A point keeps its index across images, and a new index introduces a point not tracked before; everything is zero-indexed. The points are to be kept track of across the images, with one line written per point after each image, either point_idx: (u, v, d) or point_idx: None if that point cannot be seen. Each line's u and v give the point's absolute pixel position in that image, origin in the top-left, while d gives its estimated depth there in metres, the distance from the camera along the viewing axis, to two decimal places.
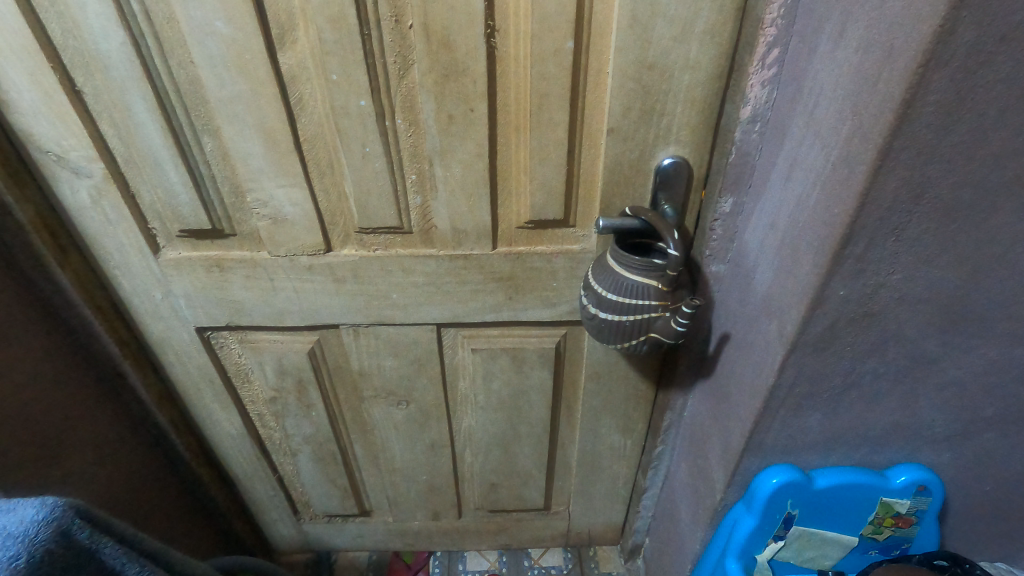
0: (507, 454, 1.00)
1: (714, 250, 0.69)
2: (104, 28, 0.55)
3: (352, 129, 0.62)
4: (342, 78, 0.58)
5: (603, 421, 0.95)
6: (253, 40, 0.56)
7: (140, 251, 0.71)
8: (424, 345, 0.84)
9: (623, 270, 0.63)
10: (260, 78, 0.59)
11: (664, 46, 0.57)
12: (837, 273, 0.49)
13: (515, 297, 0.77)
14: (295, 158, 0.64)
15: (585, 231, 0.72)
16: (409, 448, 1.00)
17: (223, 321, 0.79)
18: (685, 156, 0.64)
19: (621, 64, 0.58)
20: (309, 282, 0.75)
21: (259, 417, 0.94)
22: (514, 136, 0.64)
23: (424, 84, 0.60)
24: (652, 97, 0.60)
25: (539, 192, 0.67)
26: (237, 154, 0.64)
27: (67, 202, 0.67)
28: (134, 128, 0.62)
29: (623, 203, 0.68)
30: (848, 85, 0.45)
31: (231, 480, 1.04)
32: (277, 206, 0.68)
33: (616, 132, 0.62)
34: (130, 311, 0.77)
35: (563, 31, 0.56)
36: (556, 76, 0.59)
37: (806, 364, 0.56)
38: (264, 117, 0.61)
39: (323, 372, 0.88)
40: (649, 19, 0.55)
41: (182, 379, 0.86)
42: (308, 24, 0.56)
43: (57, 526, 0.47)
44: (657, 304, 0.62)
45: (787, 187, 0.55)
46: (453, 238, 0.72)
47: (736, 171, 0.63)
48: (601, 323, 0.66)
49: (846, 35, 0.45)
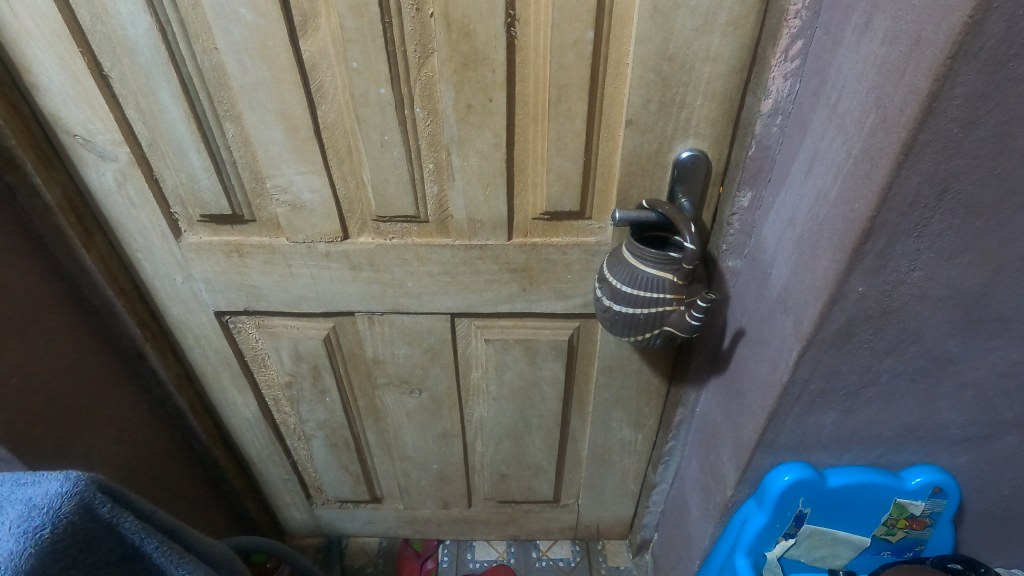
0: (517, 446, 1.01)
1: (731, 245, 0.68)
2: (131, 14, 0.56)
3: (372, 117, 0.62)
4: (363, 65, 0.59)
5: (614, 415, 0.95)
6: (277, 27, 0.57)
7: (163, 235, 0.73)
8: (438, 334, 0.84)
9: (638, 263, 0.63)
10: (282, 65, 0.59)
11: (686, 37, 0.57)
12: (856, 269, 0.48)
13: (529, 288, 0.78)
14: (315, 146, 0.65)
15: (600, 224, 0.72)
16: (421, 437, 1.01)
17: (242, 306, 0.80)
18: (704, 149, 0.64)
19: (641, 55, 0.58)
20: (325, 268, 0.76)
21: (274, 401, 0.96)
22: (531, 126, 0.64)
23: (443, 73, 0.60)
24: (672, 89, 0.60)
25: (555, 183, 0.67)
26: (259, 141, 0.65)
27: (93, 185, 0.68)
28: (159, 113, 0.63)
29: (640, 195, 0.68)
30: (873, 77, 0.44)
31: (245, 463, 1.06)
32: (296, 192, 0.69)
33: (635, 124, 0.62)
34: (151, 294, 0.79)
35: (584, 21, 0.56)
36: (576, 66, 0.59)
37: (821, 361, 0.56)
38: (286, 104, 0.62)
39: (338, 359, 0.89)
40: (671, 10, 0.55)
41: (201, 363, 0.88)
42: (329, 11, 0.56)
43: (80, 500, 0.49)
44: (672, 298, 0.62)
45: (807, 182, 0.54)
46: (468, 228, 0.72)
47: (755, 165, 0.63)
48: (615, 315, 0.66)
49: (872, 27, 0.44)
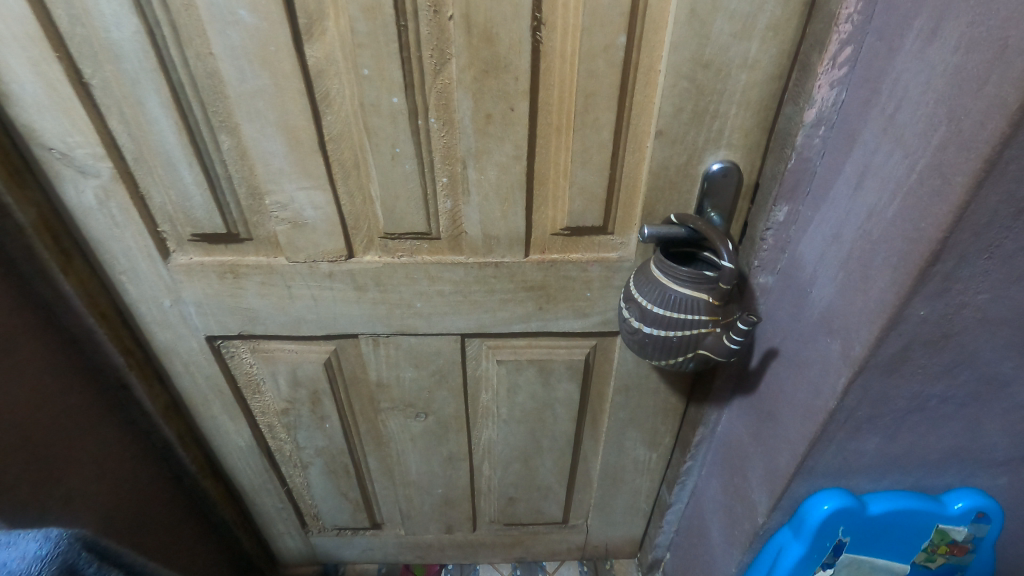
0: (527, 468, 0.97)
1: (764, 261, 0.64)
2: (116, 16, 0.50)
3: (383, 128, 0.58)
4: (374, 72, 0.54)
5: (629, 434, 0.91)
6: (280, 30, 0.52)
7: (149, 256, 0.67)
8: (447, 355, 0.80)
9: (669, 282, 0.59)
10: (285, 72, 0.54)
11: (723, 43, 0.53)
12: (920, 292, 0.45)
13: (546, 306, 0.73)
14: (320, 159, 0.60)
15: (623, 239, 0.68)
16: (426, 461, 0.96)
17: (236, 330, 0.74)
18: (735, 160, 0.61)
19: (675, 61, 0.54)
20: (328, 289, 0.71)
21: (270, 428, 0.90)
22: (554, 137, 0.60)
23: (461, 80, 0.55)
24: (705, 97, 0.56)
25: (578, 198, 0.63)
26: (258, 154, 0.59)
27: (71, 202, 0.62)
28: (147, 125, 0.57)
29: (667, 209, 0.64)
30: (942, 88, 0.41)
31: (237, 493, 1.00)
32: (297, 209, 0.64)
33: (664, 134, 0.58)
34: (136, 319, 0.73)
35: (616, 25, 0.52)
36: (605, 73, 0.55)
37: (872, 386, 0.53)
38: (289, 114, 0.57)
39: (339, 383, 0.84)
40: (709, 13, 0.51)
41: (190, 391, 0.82)
42: (338, 13, 0.51)
43: (63, 562, 0.43)
44: (707, 319, 0.58)
45: (855, 198, 0.51)
46: (483, 245, 0.68)
47: (794, 178, 0.58)
48: (644, 338, 0.62)
49: (940, 33, 0.41)
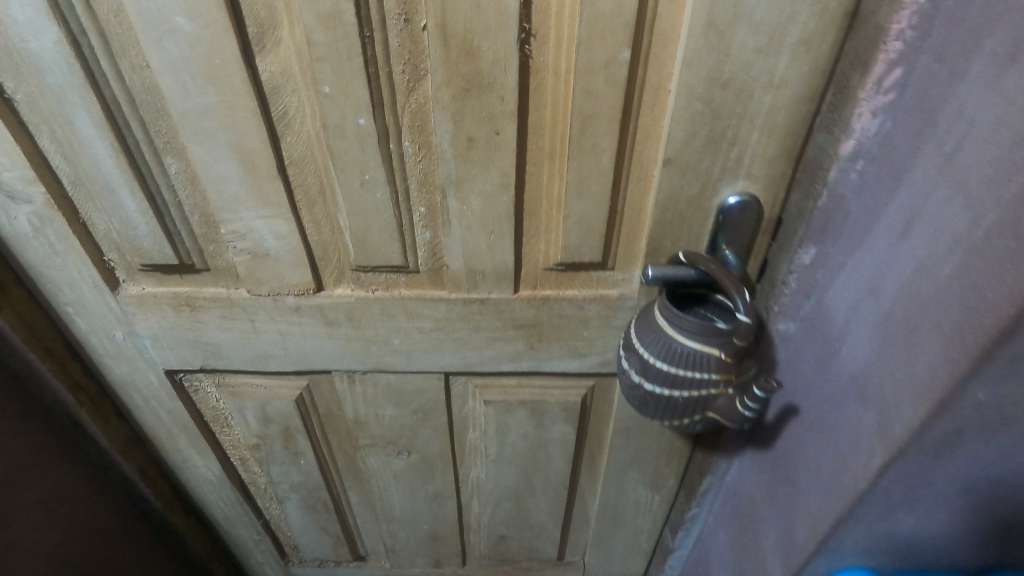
0: (519, 507, 0.90)
1: (784, 306, 0.57)
2: (33, 23, 0.43)
3: (349, 152, 0.50)
4: (336, 90, 0.46)
5: (630, 476, 0.83)
6: (225, 40, 0.44)
7: (96, 286, 0.60)
8: (430, 393, 0.73)
9: (675, 333, 0.51)
10: (233, 88, 0.47)
11: (746, 59, 0.45)
12: (982, 372, 0.37)
13: (538, 346, 0.66)
14: (279, 185, 0.53)
15: (625, 275, 0.61)
16: (410, 497, 0.89)
17: (197, 365, 0.68)
18: (755, 193, 0.53)
19: (688, 79, 0.46)
20: (296, 324, 0.63)
21: (242, 461, 0.83)
22: (546, 164, 0.52)
23: (438, 99, 0.47)
24: (722, 121, 0.48)
25: (574, 231, 0.56)
26: (209, 179, 0.52)
27: (4, 229, 0.55)
28: (81, 147, 0.50)
29: (675, 245, 0.56)
30: (1018, 126, 0.33)
31: (210, 525, 0.93)
32: (257, 238, 0.56)
33: (674, 162, 0.51)
34: (87, 352, 0.66)
35: (619, 38, 0.44)
36: (606, 93, 0.47)
37: (912, 470, 0.44)
38: (241, 136, 0.49)
39: (313, 418, 0.77)
40: (730, 25, 0.43)
41: (152, 425, 0.75)
42: (292, 21, 0.44)
43: None
44: (718, 379, 0.51)
45: (899, 247, 0.43)
46: (468, 280, 0.60)
47: (822, 217, 0.51)
48: (645, 395, 0.54)
49: (1019, 58, 0.32)
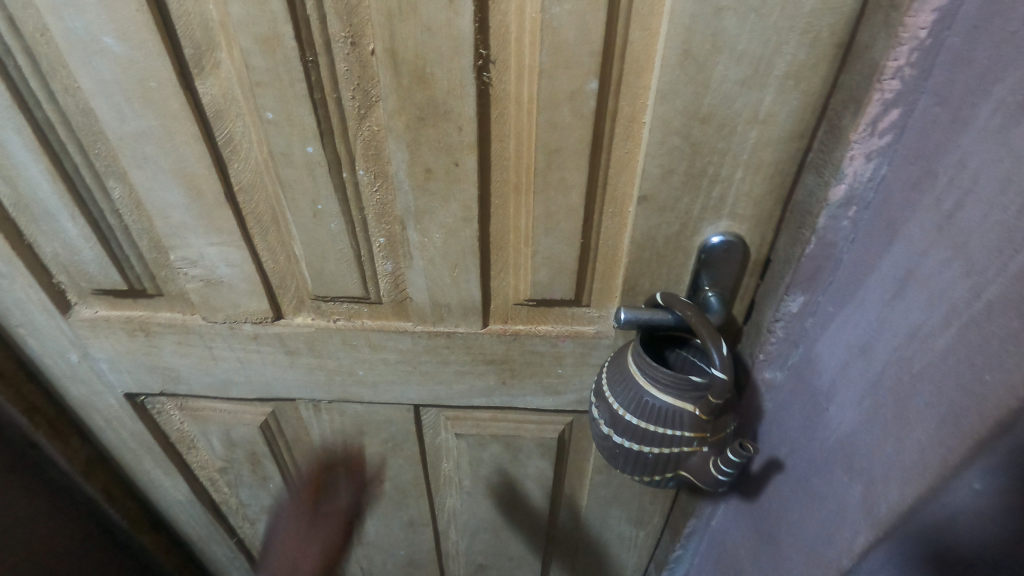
0: (497, 538, 0.86)
1: (771, 356, 0.52)
2: None
3: (298, 180, 0.47)
4: (280, 116, 0.43)
5: (612, 514, 0.79)
6: (158, 62, 0.41)
7: (46, 310, 0.57)
8: (400, 424, 0.69)
9: (647, 385, 0.47)
10: (171, 112, 0.43)
11: (727, 92, 0.40)
12: None
13: (510, 381, 0.62)
14: (228, 213, 0.49)
15: (601, 312, 0.56)
16: (385, 523, 0.86)
17: (157, 389, 0.65)
18: (740, 233, 0.48)
19: (662, 112, 0.41)
20: (255, 352, 0.60)
21: (212, 483, 0.80)
22: (512, 197, 0.48)
23: (391, 128, 0.44)
24: (702, 157, 0.44)
25: (543, 268, 0.52)
26: (154, 205, 0.49)
27: None
28: (17, 170, 0.47)
29: (653, 285, 0.52)
30: None
31: (184, 543, 0.90)
32: (209, 266, 0.53)
33: (650, 200, 0.46)
34: (44, 373, 0.64)
35: (585, 66, 0.40)
36: (572, 125, 0.43)
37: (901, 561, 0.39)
38: (183, 161, 0.46)
39: (280, 444, 0.74)
40: (708, 55, 0.39)
41: (116, 446, 0.73)
42: (230, 43, 0.40)
43: None
44: (692, 437, 0.47)
45: (891, 309, 0.38)
46: (433, 313, 0.57)
47: (812, 265, 0.45)
48: (615, 448, 0.50)
49: None
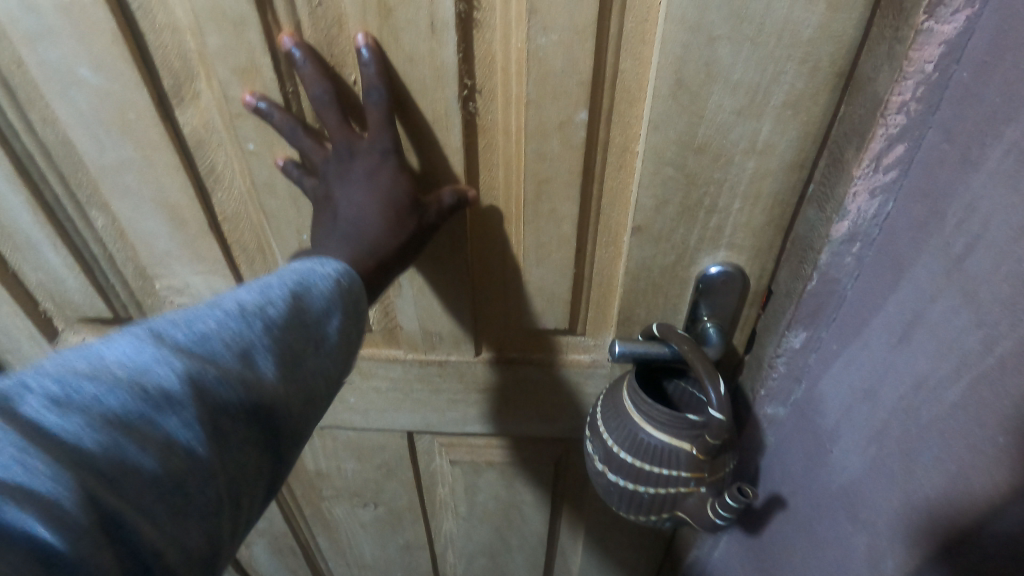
0: (495, 563, 0.84)
1: (772, 391, 0.49)
2: None
3: (282, 211, 0.45)
4: (261, 147, 0.42)
5: (611, 542, 0.77)
6: (135, 94, 0.40)
7: (31, 337, 0.56)
8: (393, 450, 0.68)
9: (642, 422, 0.45)
10: (150, 143, 0.42)
11: (722, 122, 0.39)
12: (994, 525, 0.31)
13: (504, 410, 0.61)
14: (212, 242, 0.48)
15: (597, 340, 0.55)
16: (380, 546, 0.85)
17: None
18: (738, 264, 0.46)
19: (655, 143, 0.40)
20: None
21: None
22: (502, 226, 0.47)
23: None
24: (698, 188, 0.42)
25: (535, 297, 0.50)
26: (137, 234, 0.48)
27: None
28: None
29: (649, 315, 0.50)
30: None
31: None
32: (194, 294, 0.52)
33: (643, 230, 0.45)
34: None
35: (574, 96, 0.39)
36: (561, 156, 0.41)
37: None
38: (164, 192, 0.45)
39: None
40: (702, 85, 0.37)
41: None
42: (209, 73, 0.40)
43: None
44: (689, 477, 0.45)
45: (897, 354, 0.36)
46: (423, 341, 0.55)
47: (814, 301, 0.43)
48: (609, 486, 0.49)
49: None
